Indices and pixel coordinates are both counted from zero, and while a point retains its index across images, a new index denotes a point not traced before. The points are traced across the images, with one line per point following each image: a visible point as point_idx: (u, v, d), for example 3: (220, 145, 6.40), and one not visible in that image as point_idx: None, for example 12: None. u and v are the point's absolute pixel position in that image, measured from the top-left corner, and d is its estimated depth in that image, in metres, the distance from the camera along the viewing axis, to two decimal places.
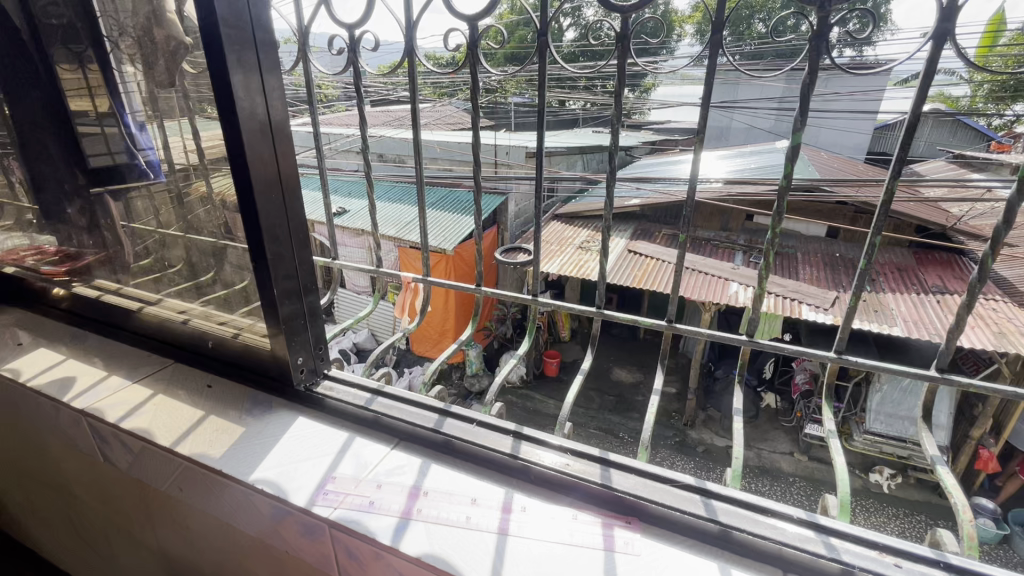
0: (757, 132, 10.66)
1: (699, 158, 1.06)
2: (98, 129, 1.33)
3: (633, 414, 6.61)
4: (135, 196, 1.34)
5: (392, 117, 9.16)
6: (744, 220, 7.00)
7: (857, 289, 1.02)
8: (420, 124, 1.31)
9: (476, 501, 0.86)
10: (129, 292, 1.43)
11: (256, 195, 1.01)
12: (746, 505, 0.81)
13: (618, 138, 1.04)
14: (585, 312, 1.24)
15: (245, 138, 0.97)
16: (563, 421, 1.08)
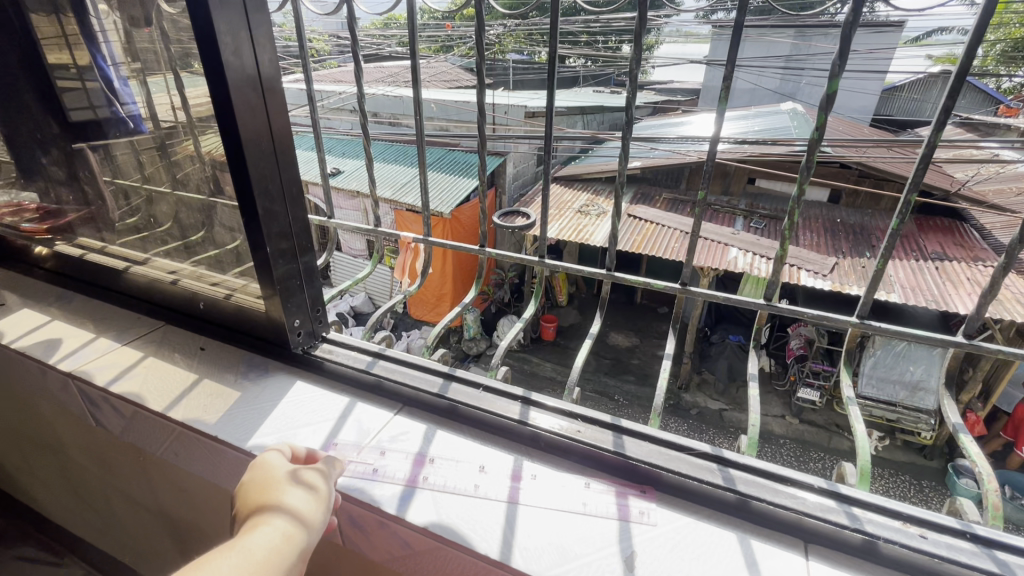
0: (762, 93, 10.35)
1: (722, 117, 0.97)
2: (80, 84, 1.21)
3: (628, 377, 6.67)
4: (120, 153, 1.23)
5: (385, 73, 8.81)
6: (746, 183, 6.87)
7: (885, 252, 0.97)
8: (420, 81, 1.21)
9: (484, 470, 0.83)
10: (114, 251, 1.36)
11: (245, 150, 0.94)
12: (764, 474, 0.78)
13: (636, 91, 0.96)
14: (595, 275, 1.18)
15: (233, 89, 0.89)
16: (572, 386, 1.04)
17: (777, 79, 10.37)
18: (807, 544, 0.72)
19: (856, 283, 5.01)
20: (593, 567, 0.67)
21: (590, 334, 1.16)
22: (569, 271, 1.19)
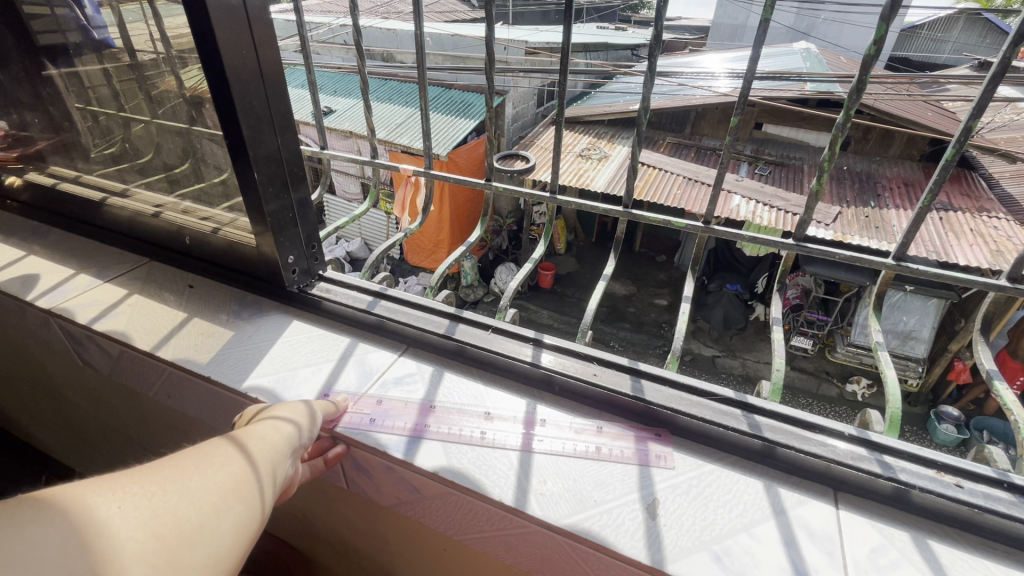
0: (775, 30, 9.81)
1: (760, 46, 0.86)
2: (48, 9, 1.06)
3: (624, 324, 6.72)
4: (94, 79, 1.10)
5: (376, 3, 8.23)
6: (753, 128, 6.63)
7: (933, 187, 0.89)
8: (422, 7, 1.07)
9: (490, 417, 0.78)
10: (90, 181, 1.26)
11: (229, 74, 0.83)
12: (791, 421, 0.74)
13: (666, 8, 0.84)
14: (611, 214, 1.09)
15: (212, 14, 0.77)
16: (585, 328, 0.98)
17: (791, 16, 9.79)
18: (836, 492, 0.69)
19: (858, 233, 4.91)
20: (613, 514, 0.64)
21: (604, 277, 1.09)
22: (582, 209, 1.10)
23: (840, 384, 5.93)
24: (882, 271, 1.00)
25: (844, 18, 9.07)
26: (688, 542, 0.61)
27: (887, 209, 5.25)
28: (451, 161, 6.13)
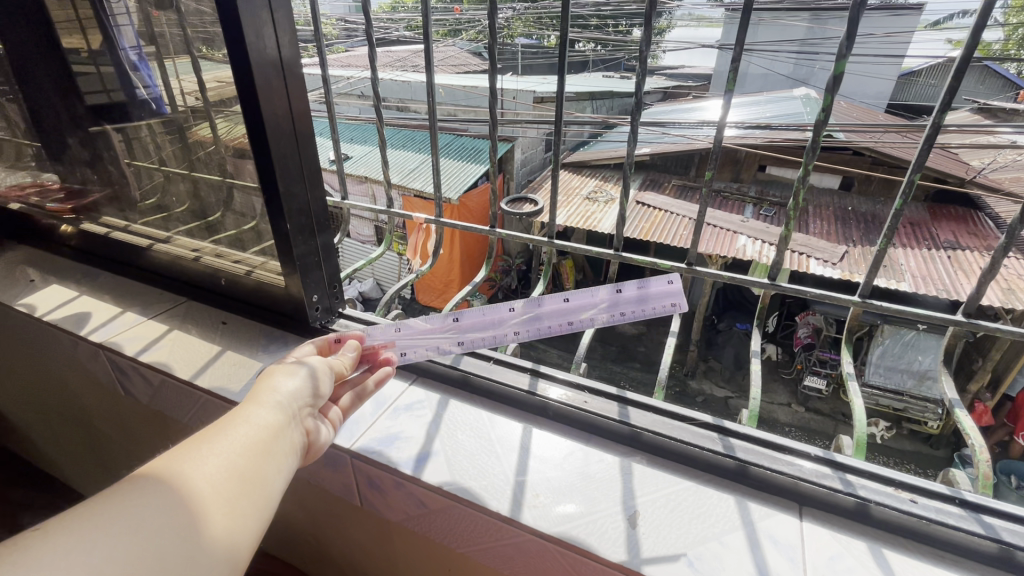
0: (774, 79, 10.21)
1: (730, 101, 0.99)
2: (92, 67, 1.24)
3: (634, 363, 6.73)
4: (141, 134, 1.27)
5: (393, 58, 8.75)
6: (756, 170, 6.82)
7: (888, 232, 0.99)
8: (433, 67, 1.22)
9: (513, 308, 0.93)
10: (137, 230, 1.41)
11: (268, 133, 0.97)
12: (763, 443, 0.82)
13: (646, 74, 0.96)
14: (603, 255, 1.19)
15: (257, 75, 0.92)
16: (579, 360, 1.07)
17: (790, 65, 10.19)
18: (802, 506, 0.76)
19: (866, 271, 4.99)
20: (597, 523, 0.71)
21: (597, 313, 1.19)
22: (577, 250, 1.21)
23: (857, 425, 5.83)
24: (852, 307, 1.08)
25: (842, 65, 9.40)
26: (664, 548, 0.68)
27: (894, 248, 5.32)
28: (462, 204, 6.36)
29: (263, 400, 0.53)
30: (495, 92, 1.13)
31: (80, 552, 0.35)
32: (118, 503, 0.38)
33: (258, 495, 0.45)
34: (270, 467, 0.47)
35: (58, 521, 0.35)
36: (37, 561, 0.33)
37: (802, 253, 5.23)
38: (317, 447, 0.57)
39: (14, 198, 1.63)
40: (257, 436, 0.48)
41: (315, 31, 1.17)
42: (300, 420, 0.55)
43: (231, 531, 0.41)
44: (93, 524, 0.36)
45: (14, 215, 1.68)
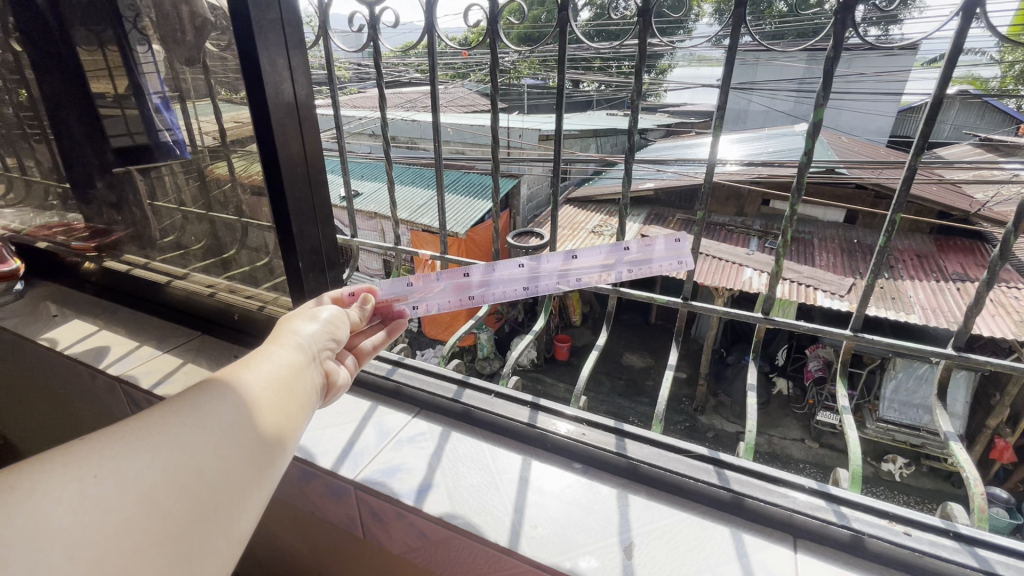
0: (775, 116, 10.44)
1: (718, 140, 1.03)
2: (119, 111, 1.34)
3: (642, 398, 6.64)
4: (163, 174, 1.37)
5: (404, 99, 9.08)
6: (760, 204, 6.90)
7: (875, 268, 1.01)
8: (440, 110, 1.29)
9: (522, 265, 0.92)
10: (157, 267, 1.49)
11: (284, 175, 1.05)
12: (758, 475, 0.83)
13: (637, 118, 1.01)
14: (602, 290, 1.24)
15: (274, 117, 0.99)
16: (578, 392, 1.10)
17: (791, 103, 10.43)
18: (796, 538, 0.77)
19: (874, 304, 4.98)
20: (592, 554, 0.73)
21: (597, 347, 1.22)
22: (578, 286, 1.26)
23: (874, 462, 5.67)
24: (844, 341, 1.11)
25: (842, 103, 9.61)
26: None
27: (901, 281, 5.31)
28: (469, 238, 6.48)
29: (283, 342, 0.54)
30: (495, 127, 1.15)
31: (126, 463, 0.35)
32: (158, 421, 0.38)
33: (287, 423, 0.45)
34: (296, 399, 0.48)
35: (97, 436, 0.35)
36: (85, 470, 0.34)
37: (808, 286, 5.19)
38: (333, 389, 0.59)
39: (41, 237, 1.72)
40: (284, 372, 0.49)
41: (329, 79, 1.27)
42: (318, 362, 0.56)
43: (268, 451, 0.42)
44: (133, 441, 0.36)
45: (38, 252, 1.76)
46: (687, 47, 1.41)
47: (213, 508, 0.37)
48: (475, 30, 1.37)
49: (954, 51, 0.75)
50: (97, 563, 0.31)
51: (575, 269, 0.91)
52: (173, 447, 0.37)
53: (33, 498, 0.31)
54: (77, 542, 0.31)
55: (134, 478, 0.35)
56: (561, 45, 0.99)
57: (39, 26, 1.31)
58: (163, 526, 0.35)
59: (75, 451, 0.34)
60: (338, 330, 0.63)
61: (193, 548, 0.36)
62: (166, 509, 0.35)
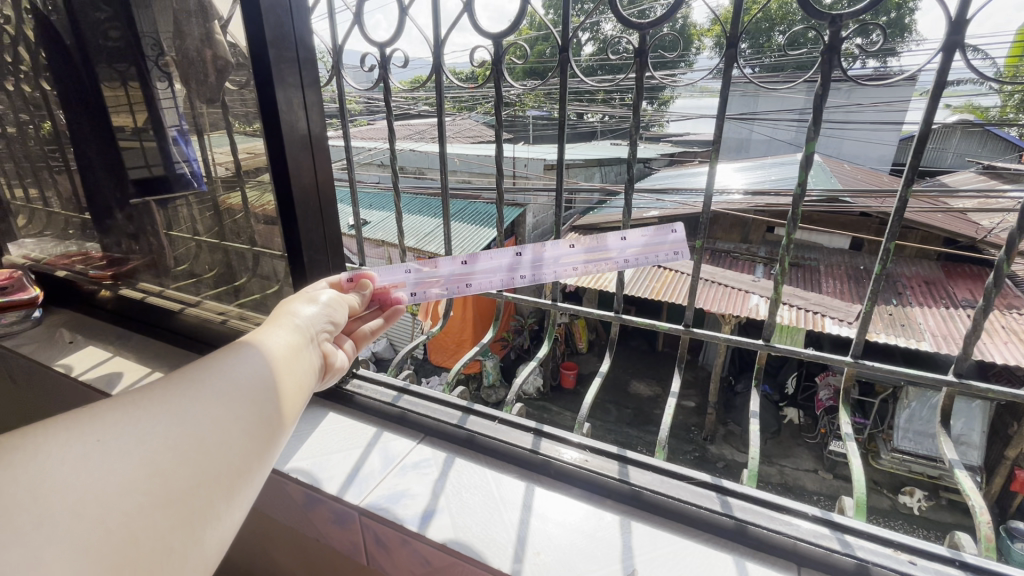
0: (778, 145, 10.57)
1: (714, 171, 1.05)
2: (137, 143, 1.41)
3: (650, 427, 6.54)
4: (180, 205, 1.44)
5: (413, 131, 9.31)
6: (764, 231, 6.94)
7: (873, 296, 1.01)
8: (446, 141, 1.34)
9: (519, 254, 0.96)
10: (171, 295, 1.54)
11: (296, 205, 1.09)
12: (761, 503, 0.84)
13: (636, 150, 1.04)
14: (604, 317, 1.25)
15: (289, 151, 1.04)
16: (582, 419, 1.11)
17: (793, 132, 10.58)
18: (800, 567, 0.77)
19: (884, 331, 4.92)
20: None
21: (600, 373, 1.23)
22: (581, 313, 1.27)
23: (891, 495, 5.50)
24: (846, 367, 1.12)
25: (843, 132, 9.74)
26: None
27: (910, 307, 5.27)
28: None
29: (283, 323, 0.56)
30: (499, 159, 1.17)
31: (129, 429, 0.37)
32: (158, 392, 0.40)
33: (284, 398, 0.47)
34: (294, 377, 0.50)
35: (102, 403, 0.37)
36: (89, 433, 0.35)
37: (816, 312, 5.10)
38: (332, 370, 0.61)
39: (60, 266, 1.78)
40: (282, 353, 0.51)
41: (340, 113, 1.33)
42: (317, 343, 0.58)
43: (263, 425, 0.44)
44: (136, 409, 0.38)
45: (55, 279, 1.81)
46: (686, 82, 1.46)
47: (213, 476, 0.39)
48: (480, 66, 1.43)
49: (938, 86, 0.78)
50: (99, 520, 0.33)
51: (572, 258, 0.96)
52: (175, 414, 0.39)
53: (39, 460, 0.33)
54: (82, 501, 0.33)
55: (137, 443, 0.37)
56: (562, 78, 1.06)
57: (67, 67, 1.39)
58: (165, 488, 0.36)
59: (81, 417, 0.36)
60: (337, 313, 0.65)
61: (196, 510, 0.37)
62: (169, 472, 0.37)
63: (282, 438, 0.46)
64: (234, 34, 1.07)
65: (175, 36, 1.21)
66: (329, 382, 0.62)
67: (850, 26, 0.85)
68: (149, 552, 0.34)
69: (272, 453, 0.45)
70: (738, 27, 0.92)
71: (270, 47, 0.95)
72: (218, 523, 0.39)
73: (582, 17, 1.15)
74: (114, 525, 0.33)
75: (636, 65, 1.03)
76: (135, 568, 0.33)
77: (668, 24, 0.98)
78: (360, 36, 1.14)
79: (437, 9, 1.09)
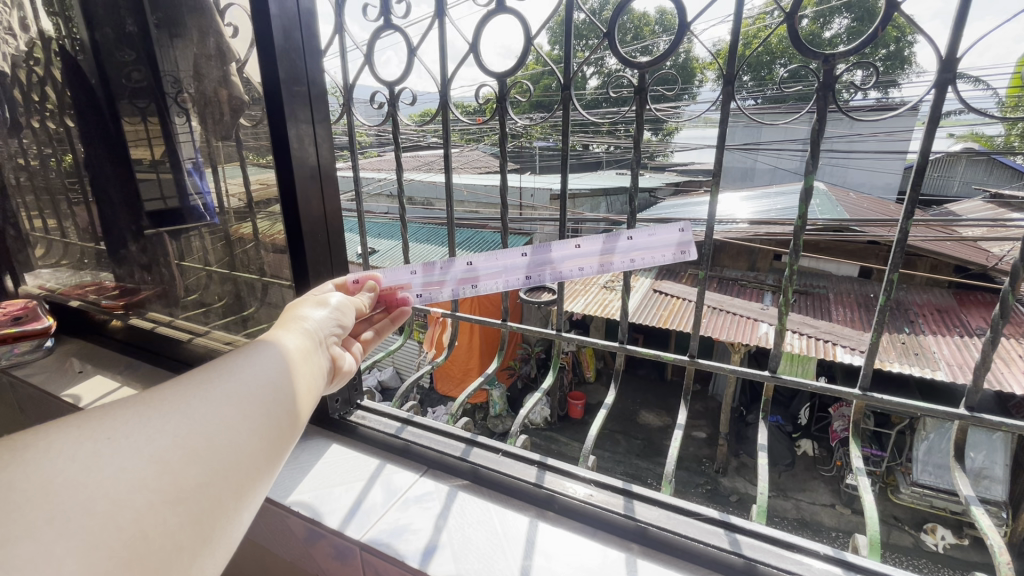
0: (784, 174, 10.64)
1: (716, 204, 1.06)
2: (153, 176, 1.46)
3: (660, 458, 6.38)
4: (193, 236, 1.48)
5: (423, 162, 9.50)
6: (772, 259, 6.93)
7: (880, 326, 0.99)
8: (452, 172, 1.36)
9: (524, 254, 0.98)
10: (180, 325, 1.56)
11: (304, 235, 1.12)
12: (771, 540, 0.82)
13: (638, 181, 1.04)
14: (608, 348, 1.25)
15: (299, 183, 1.07)
16: (587, 452, 1.09)
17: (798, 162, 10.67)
18: None
19: (897, 360, 4.83)
20: None
21: (605, 405, 1.21)
22: (586, 343, 1.27)
23: (913, 531, 5.29)
24: (855, 399, 1.10)
25: (848, 162, 9.82)
26: None
27: (924, 336, 5.19)
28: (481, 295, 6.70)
29: (289, 328, 0.57)
30: (503, 191, 1.19)
31: (139, 428, 0.37)
32: (166, 395, 0.41)
33: (295, 400, 0.48)
34: (302, 380, 0.51)
35: (113, 405, 0.38)
36: (100, 433, 0.36)
37: (826, 341, 5.02)
38: (339, 373, 0.62)
39: (73, 296, 1.81)
40: (288, 358, 0.51)
41: (350, 146, 1.37)
42: (324, 346, 0.59)
43: (270, 428, 0.44)
44: (148, 410, 0.39)
45: (68, 309, 1.84)
46: (689, 115, 1.49)
47: (222, 475, 0.39)
48: (486, 100, 1.47)
49: (931, 120, 0.80)
50: (110, 514, 0.33)
51: (576, 257, 0.96)
52: (184, 415, 0.40)
53: (50, 459, 0.33)
54: (94, 497, 0.33)
55: (147, 443, 0.37)
56: (565, 113, 1.09)
57: (91, 104, 1.45)
58: (175, 484, 0.36)
59: (92, 419, 0.36)
60: (345, 317, 0.67)
61: (205, 508, 0.37)
62: (178, 469, 0.37)
63: (288, 440, 0.46)
64: (249, 73, 1.12)
65: (193, 76, 1.27)
66: (336, 385, 0.63)
67: (842, 64, 0.88)
68: (161, 548, 0.34)
69: (280, 456, 0.45)
70: (734, 63, 0.95)
71: (284, 86, 0.99)
72: (226, 522, 0.39)
73: (584, 56, 1.20)
74: (126, 523, 0.33)
75: (637, 101, 1.06)
76: (148, 561, 0.33)
77: (667, 63, 1.01)
78: (370, 75, 1.19)
79: (444, 49, 1.14)
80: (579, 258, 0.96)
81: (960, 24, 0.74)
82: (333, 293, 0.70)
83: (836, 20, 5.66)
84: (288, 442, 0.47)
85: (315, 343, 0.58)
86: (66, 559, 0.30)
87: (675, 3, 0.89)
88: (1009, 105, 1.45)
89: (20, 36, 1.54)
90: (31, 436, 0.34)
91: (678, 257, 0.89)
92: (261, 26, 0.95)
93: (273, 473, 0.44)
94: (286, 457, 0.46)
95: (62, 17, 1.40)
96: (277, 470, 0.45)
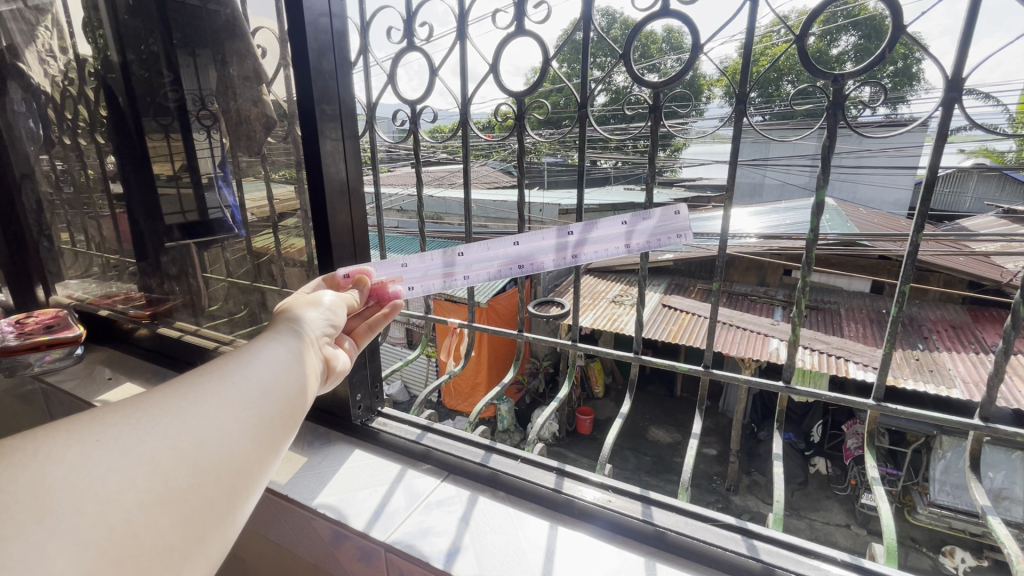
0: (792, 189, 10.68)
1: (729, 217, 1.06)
2: (174, 191, 1.53)
3: (669, 476, 6.33)
4: (219, 247, 1.54)
5: (434, 177, 9.59)
6: (781, 274, 6.96)
7: (892, 339, 1.00)
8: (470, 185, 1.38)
9: (516, 243, 1.02)
10: (206, 334, 1.60)
11: (333, 246, 1.16)
12: (790, 547, 0.84)
13: (652, 193, 1.06)
14: (624, 358, 1.26)
15: (328, 196, 1.12)
16: (605, 459, 1.11)
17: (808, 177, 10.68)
18: None
19: (910, 377, 4.77)
20: None
21: (621, 416, 1.21)
22: (599, 354, 1.28)
23: (932, 554, 5.22)
24: (869, 411, 1.11)
25: (857, 178, 9.84)
26: None
27: (939, 353, 5.12)
28: (490, 308, 6.76)
29: (286, 329, 0.61)
30: (522, 204, 1.21)
31: (130, 433, 0.40)
32: (158, 400, 0.43)
33: (283, 404, 0.51)
34: (294, 383, 0.54)
35: (103, 410, 0.40)
36: (89, 436, 0.38)
37: (839, 357, 4.96)
38: (332, 371, 0.67)
39: (102, 306, 1.86)
40: (282, 363, 0.55)
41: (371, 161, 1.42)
42: (318, 348, 0.63)
43: (261, 431, 0.47)
44: (136, 414, 0.41)
45: (95, 317, 1.89)
46: (698, 133, 1.54)
47: (213, 478, 0.42)
48: (503, 118, 1.50)
49: (942, 134, 0.82)
50: (100, 516, 0.35)
51: (592, 242, 0.99)
52: (175, 418, 0.42)
53: (44, 463, 0.36)
54: (87, 496, 0.35)
55: (137, 446, 0.39)
56: (581, 129, 1.13)
57: (119, 122, 1.52)
58: (166, 484, 0.39)
59: (82, 423, 0.39)
60: (338, 315, 0.72)
61: (194, 509, 0.40)
62: (168, 471, 0.40)
63: (279, 440, 0.50)
64: (279, 91, 1.19)
65: (218, 94, 1.34)
66: (331, 383, 0.68)
67: (849, 81, 0.91)
68: (155, 547, 0.37)
69: (273, 455, 0.48)
70: (744, 84, 0.98)
71: (316, 105, 1.05)
72: (220, 520, 0.42)
73: (595, 76, 1.24)
74: (117, 526, 0.36)
75: (650, 118, 1.10)
76: (138, 561, 0.36)
77: (676, 85, 1.05)
78: (394, 92, 1.25)
79: (464, 70, 1.20)
80: (598, 239, 0.99)
81: (965, 46, 0.78)
82: (325, 292, 0.75)
83: (844, 36, 5.67)
84: (279, 443, 0.50)
85: (307, 345, 0.61)
86: (58, 559, 0.32)
87: (681, 25, 0.94)
88: (1014, 121, 1.48)
89: (57, 58, 1.62)
90: (26, 439, 0.36)
91: (678, 240, 0.94)
92: (297, 48, 1.01)
93: (264, 471, 0.48)
94: (277, 456, 0.49)
95: (93, 39, 1.48)
96: (270, 470, 0.48)
